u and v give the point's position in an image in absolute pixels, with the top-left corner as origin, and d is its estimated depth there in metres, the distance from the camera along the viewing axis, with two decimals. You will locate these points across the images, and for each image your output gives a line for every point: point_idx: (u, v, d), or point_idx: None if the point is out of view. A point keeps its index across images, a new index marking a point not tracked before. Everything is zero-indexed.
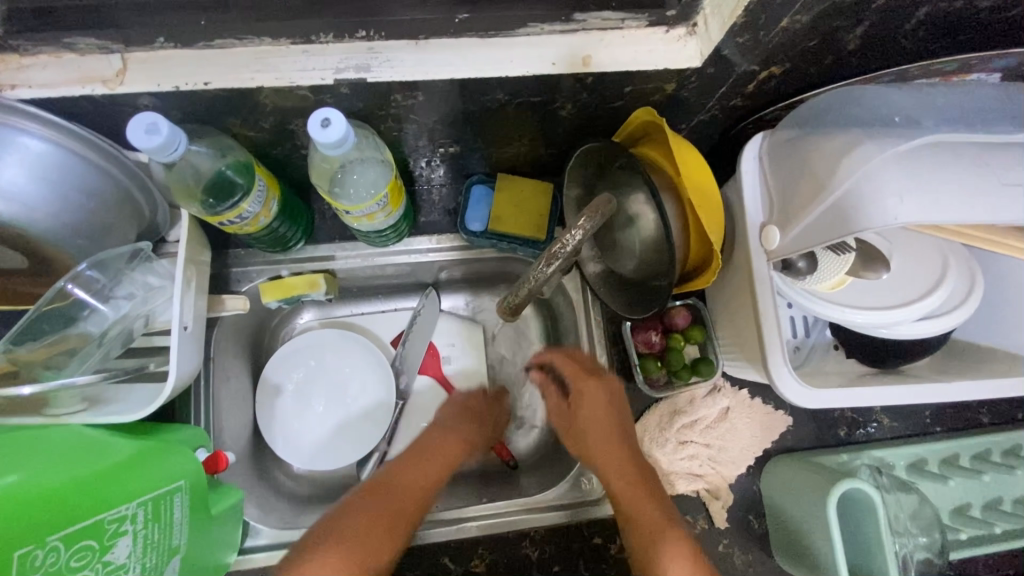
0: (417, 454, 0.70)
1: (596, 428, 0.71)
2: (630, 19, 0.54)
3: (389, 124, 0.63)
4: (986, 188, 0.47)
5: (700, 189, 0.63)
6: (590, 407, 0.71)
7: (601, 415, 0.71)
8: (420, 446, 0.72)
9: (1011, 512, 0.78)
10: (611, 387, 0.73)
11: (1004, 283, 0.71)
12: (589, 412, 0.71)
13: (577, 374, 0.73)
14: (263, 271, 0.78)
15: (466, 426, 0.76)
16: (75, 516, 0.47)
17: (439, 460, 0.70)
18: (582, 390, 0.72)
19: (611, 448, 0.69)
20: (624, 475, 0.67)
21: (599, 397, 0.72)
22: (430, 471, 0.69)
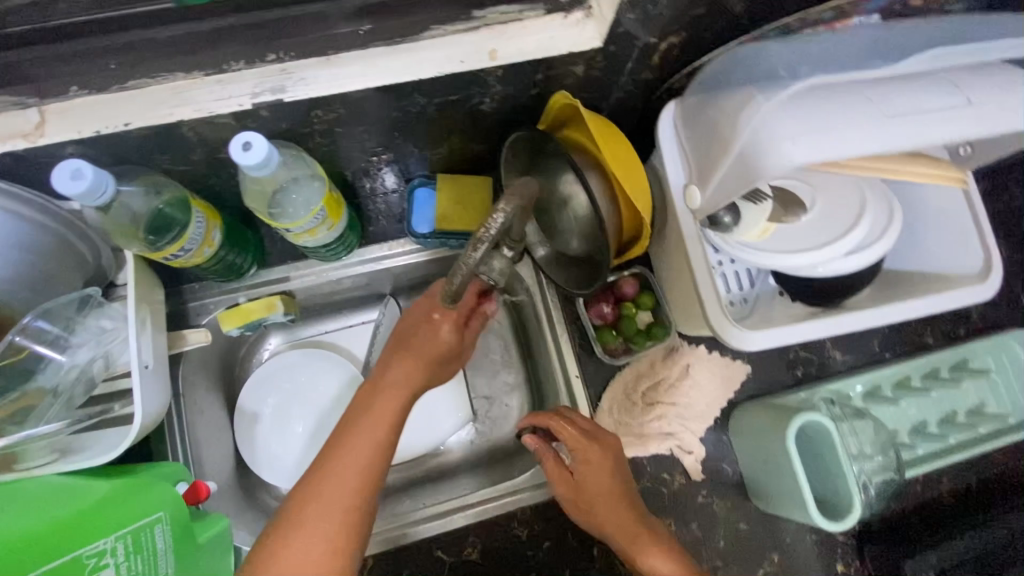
0: (346, 438, 0.59)
1: (602, 493, 0.69)
2: (528, 10, 0.57)
3: (317, 140, 0.65)
4: (867, 123, 0.51)
5: (623, 165, 0.66)
6: (590, 474, 0.70)
7: (605, 482, 0.70)
8: (346, 426, 0.60)
9: (966, 423, 0.82)
10: (613, 450, 0.71)
11: (920, 209, 0.75)
12: (590, 482, 0.70)
13: (577, 444, 0.70)
14: (220, 302, 0.79)
15: (401, 377, 0.64)
16: (44, 559, 0.48)
17: (375, 435, 0.59)
18: (584, 462, 0.70)
19: (623, 512, 0.69)
20: (631, 528, 0.69)
21: (601, 467, 0.70)
22: (367, 453, 0.58)
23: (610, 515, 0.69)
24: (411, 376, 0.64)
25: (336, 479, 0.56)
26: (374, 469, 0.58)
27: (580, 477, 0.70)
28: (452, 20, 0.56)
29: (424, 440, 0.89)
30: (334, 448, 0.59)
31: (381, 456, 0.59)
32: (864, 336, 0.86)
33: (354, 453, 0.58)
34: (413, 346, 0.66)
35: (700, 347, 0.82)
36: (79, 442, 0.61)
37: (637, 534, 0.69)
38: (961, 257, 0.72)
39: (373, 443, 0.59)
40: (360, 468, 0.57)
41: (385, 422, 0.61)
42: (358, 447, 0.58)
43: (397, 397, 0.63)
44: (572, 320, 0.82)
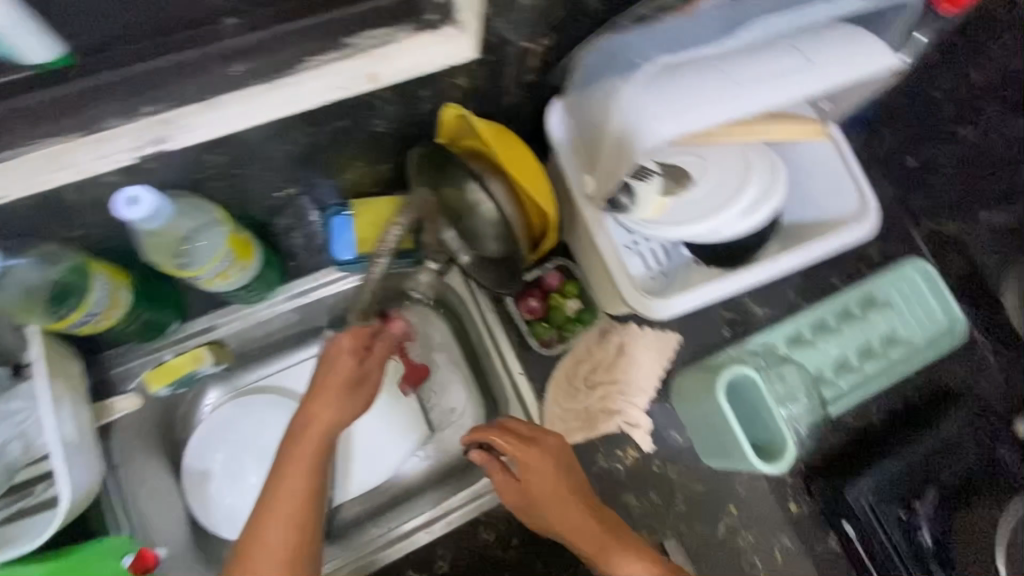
0: (272, 495, 0.60)
1: (547, 499, 0.71)
2: (399, 32, 0.58)
3: (215, 185, 0.65)
4: (718, 91, 0.56)
5: (518, 164, 0.71)
6: (532, 481, 0.71)
7: (548, 487, 0.70)
8: (269, 484, 0.61)
9: (881, 351, 0.89)
10: (555, 454, 0.72)
11: (802, 163, 0.82)
12: (533, 487, 0.71)
13: (518, 453, 0.71)
14: (146, 362, 0.78)
15: (315, 420, 0.64)
16: None
17: (295, 488, 0.61)
18: (527, 469, 0.71)
19: (573, 511, 0.70)
20: (579, 525, 0.70)
21: (544, 472, 0.71)
22: (294, 504, 0.60)
23: (559, 515, 0.71)
24: (322, 419, 0.64)
25: (269, 537, 0.59)
26: (303, 523, 0.60)
27: (526, 484, 0.72)
28: (325, 50, 0.57)
29: (386, 463, 0.89)
30: (265, 502, 0.61)
31: (311, 504, 0.61)
32: (779, 288, 0.92)
33: (279, 513, 0.59)
34: (322, 388, 0.66)
35: (631, 325, 0.85)
36: (9, 533, 0.59)
37: (589, 529, 0.70)
38: (843, 202, 0.78)
39: (295, 498, 0.60)
40: (290, 519, 0.60)
41: (308, 466, 0.62)
42: (281, 506, 0.60)
43: (312, 447, 0.63)
44: (506, 320, 0.85)
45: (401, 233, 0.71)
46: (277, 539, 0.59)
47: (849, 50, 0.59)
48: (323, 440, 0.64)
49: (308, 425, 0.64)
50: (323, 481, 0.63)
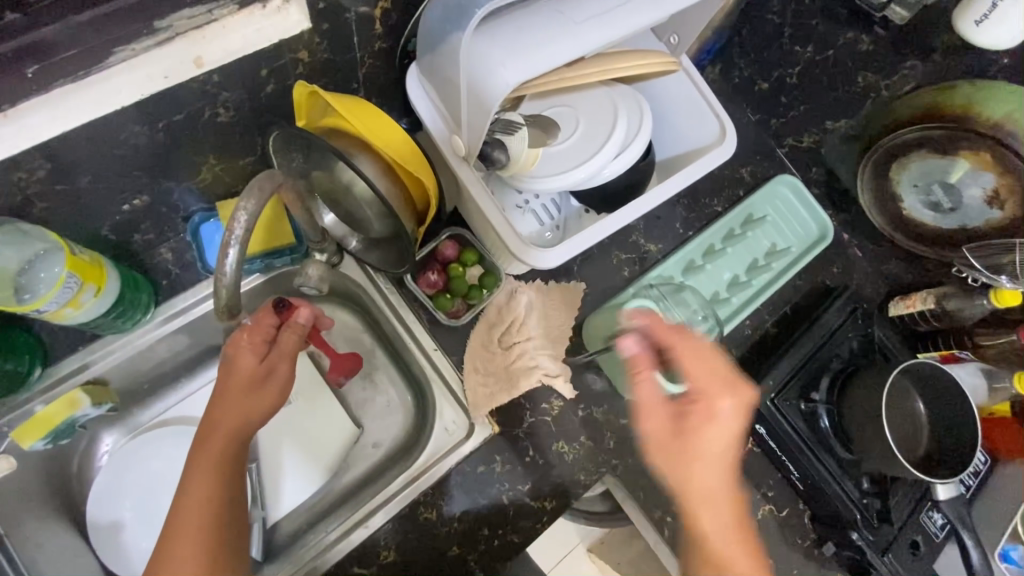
0: (175, 510, 0.57)
1: (725, 457, 0.55)
2: (216, 9, 0.54)
3: (44, 207, 0.58)
4: (557, 33, 0.57)
5: (386, 137, 0.67)
6: (725, 422, 0.55)
7: (730, 443, 0.55)
8: (173, 500, 0.58)
9: (765, 264, 0.95)
10: (736, 412, 0.56)
11: (665, 98, 0.85)
12: (717, 436, 0.55)
13: (699, 379, 0.56)
14: (13, 419, 0.70)
15: (216, 422, 0.61)
16: None
17: (202, 496, 0.57)
18: (723, 410, 0.55)
19: (720, 479, 0.55)
20: (717, 524, 0.54)
21: (706, 435, 0.55)
22: (199, 513, 0.57)
23: (697, 516, 0.55)
24: (225, 418, 0.61)
25: (177, 551, 0.55)
26: (215, 532, 0.57)
27: (694, 419, 0.55)
28: (135, 38, 0.52)
29: (317, 470, 0.87)
30: (171, 518, 0.57)
31: (220, 508, 0.58)
32: (667, 222, 0.97)
33: (188, 525, 0.56)
34: (229, 391, 0.63)
35: (536, 282, 0.87)
36: None
37: (732, 545, 0.53)
38: (705, 129, 0.82)
39: (204, 504, 0.57)
40: (199, 528, 0.56)
41: (212, 472, 0.59)
42: (189, 516, 0.56)
43: (218, 451, 0.60)
44: (411, 300, 0.84)
45: (256, 217, 0.53)
46: (189, 552, 0.55)
47: None
48: (231, 441, 0.61)
49: (210, 431, 0.61)
50: (235, 484, 0.60)
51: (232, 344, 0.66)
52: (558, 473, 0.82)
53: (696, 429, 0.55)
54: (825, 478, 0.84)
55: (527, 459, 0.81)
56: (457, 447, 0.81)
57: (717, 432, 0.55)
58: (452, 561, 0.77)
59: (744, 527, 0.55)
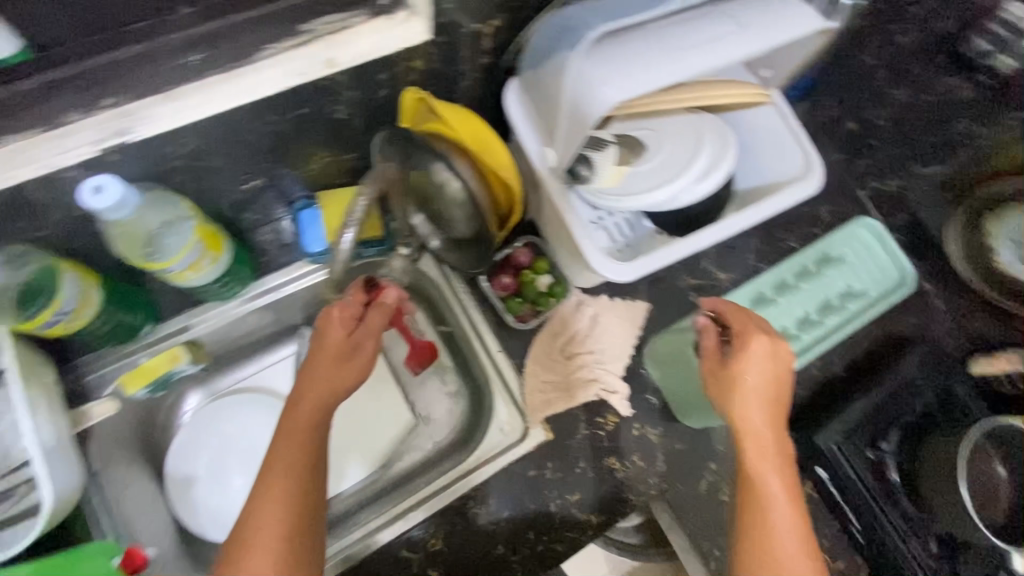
0: (267, 471, 0.62)
1: (763, 389, 0.64)
2: (352, 17, 0.60)
3: (181, 179, 0.65)
4: (660, 59, 0.59)
5: (484, 146, 0.74)
6: (764, 359, 0.65)
7: (767, 377, 0.64)
8: (265, 462, 0.63)
9: (838, 306, 0.94)
10: (771, 354, 0.65)
11: (749, 130, 0.86)
12: (757, 369, 0.64)
13: (740, 323, 0.67)
14: (120, 367, 0.77)
15: (308, 389, 0.66)
16: None
17: (291, 461, 0.62)
18: (762, 348, 0.65)
19: (759, 412, 0.63)
20: (758, 447, 0.63)
21: (745, 369, 0.64)
22: (289, 477, 0.61)
23: (741, 438, 0.64)
24: (316, 386, 0.66)
25: (265, 509, 0.59)
26: (302, 493, 0.61)
27: (734, 356, 0.65)
28: (283, 37, 0.58)
29: (373, 453, 0.92)
30: (264, 476, 0.62)
31: (306, 475, 0.62)
32: (738, 253, 0.96)
33: (276, 481, 0.60)
34: (327, 357, 0.68)
35: (602, 297, 0.88)
36: None
37: (766, 462, 0.62)
38: (790, 163, 0.82)
39: (295, 467, 0.62)
40: (287, 491, 0.60)
41: (303, 440, 0.63)
42: (279, 477, 0.61)
43: (306, 417, 0.65)
44: (480, 301, 0.87)
45: None
46: (276, 511, 0.59)
47: (780, 15, 0.63)
48: (319, 407, 0.66)
49: (302, 398, 0.66)
50: (320, 451, 0.64)
51: (325, 316, 0.71)
52: (606, 488, 0.82)
53: (740, 358, 0.65)
54: (888, 532, 0.79)
55: (577, 469, 0.82)
56: (510, 449, 0.82)
57: (757, 365, 0.64)
58: (496, 560, 0.78)
59: (783, 453, 0.64)
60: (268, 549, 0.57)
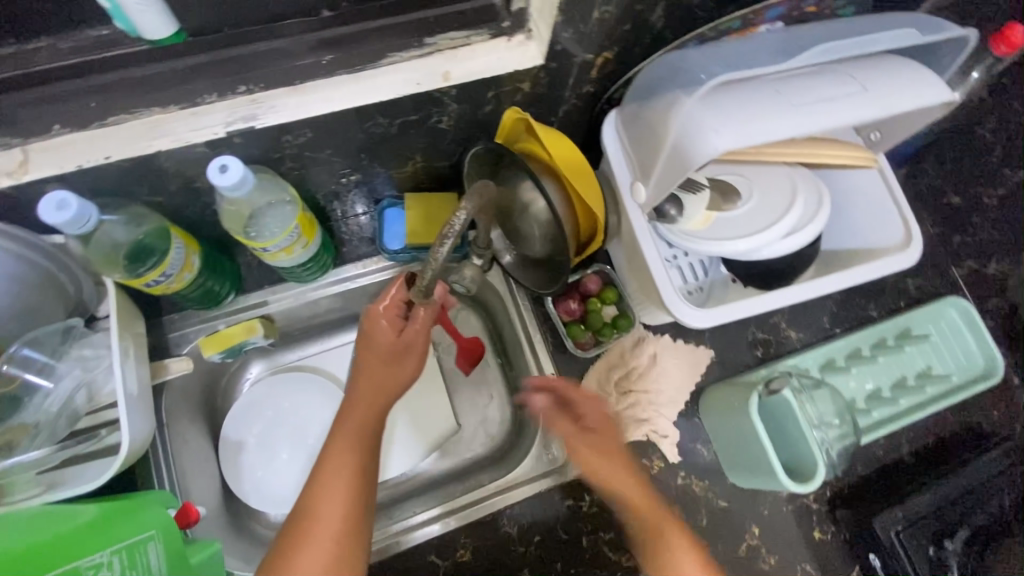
0: (323, 467, 0.65)
1: (614, 477, 0.73)
2: (473, 36, 0.63)
3: (289, 166, 0.69)
4: (775, 114, 0.58)
5: (575, 172, 0.74)
6: (590, 450, 0.74)
7: (611, 456, 0.74)
8: (319, 457, 0.66)
9: (915, 385, 0.88)
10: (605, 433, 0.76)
11: (845, 191, 0.83)
12: (589, 454, 0.74)
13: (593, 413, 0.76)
14: (201, 330, 0.82)
15: (363, 390, 0.69)
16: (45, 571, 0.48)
17: (347, 457, 0.65)
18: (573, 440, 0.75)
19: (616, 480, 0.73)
20: (642, 507, 0.72)
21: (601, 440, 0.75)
22: (345, 474, 0.64)
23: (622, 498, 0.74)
24: (371, 387, 0.70)
25: (323, 503, 0.62)
26: (358, 490, 0.64)
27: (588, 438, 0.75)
28: (407, 49, 0.61)
29: (414, 454, 0.91)
30: (319, 470, 0.65)
31: (361, 473, 0.64)
32: (813, 314, 0.93)
33: (334, 482, 0.63)
34: (382, 361, 0.71)
35: (664, 336, 0.87)
36: (65, 474, 0.62)
37: (659, 521, 0.71)
38: (888, 231, 0.79)
39: (349, 463, 0.64)
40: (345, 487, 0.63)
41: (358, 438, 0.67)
42: (336, 472, 0.64)
43: (360, 417, 0.68)
44: (542, 320, 0.87)
45: (472, 219, 0.61)
46: (334, 504, 0.62)
47: (909, 83, 0.61)
48: (373, 407, 0.70)
49: (358, 399, 0.69)
50: (373, 449, 0.67)
51: (370, 316, 0.70)
52: None
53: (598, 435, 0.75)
54: None
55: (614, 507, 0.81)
56: (547, 474, 0.82)
57: (586, 450, 0.74)
58: None
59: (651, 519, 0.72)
60: (325, 541, 0.60)
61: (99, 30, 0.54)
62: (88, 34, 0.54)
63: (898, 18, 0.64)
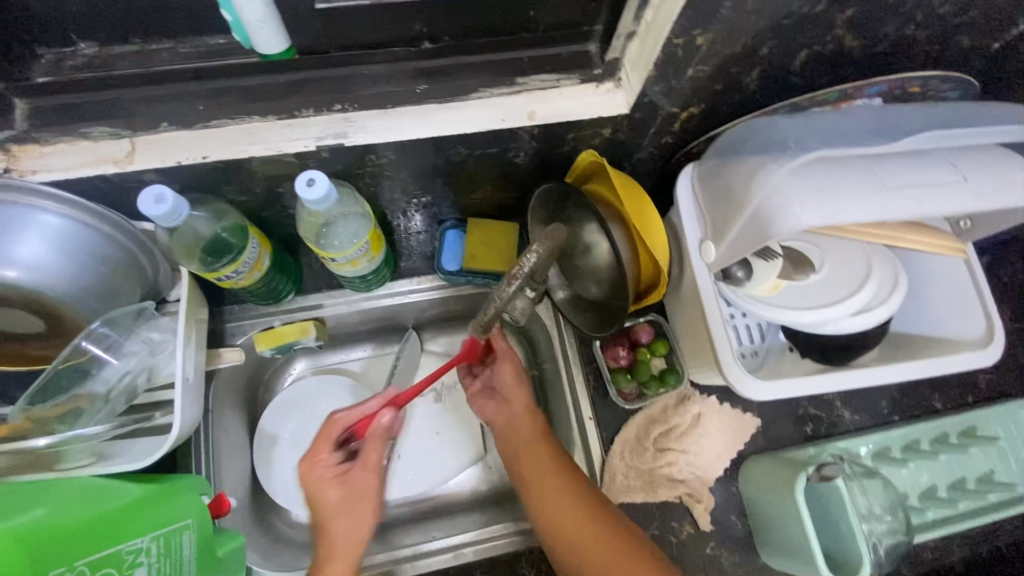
0: None
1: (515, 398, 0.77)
2: (564, 79, 0.64)
3: (366, 181, 0.72)
4: (867, 195, 0.56)
5: (643, 217, 0.71)
6: (507, 370, 0.78)
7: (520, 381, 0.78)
8: None
9: (975, 490, 0.82)
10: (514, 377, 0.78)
11: (923, 275, 0.79)
12: (506, 371, 0.78)
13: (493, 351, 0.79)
14: (256, 324, 0.85)
15: (333, 528, 0.67)
16: (96, 547, 0.49)
17: None
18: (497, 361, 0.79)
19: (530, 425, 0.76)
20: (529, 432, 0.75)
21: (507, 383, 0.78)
22: None
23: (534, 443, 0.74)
24: (339, 525, 0.67)
25: None
26: None
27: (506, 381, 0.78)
28: (496, 85, 0.63)
29: (435, 475, 0.91)
30: None
31: None
32: (872, 396, 0.88)
33: None
34: (343, 505, 0.68)
35: (711, 397, 0.84)
36: (114, 447, 0.65)
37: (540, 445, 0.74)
38: (966, 322, 0.75)
39: None
40: None
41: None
42: None
43: (341, 556, 0.65)
44: (587, 362, 0.85)
45: (541, 261, 0.64)
46: None
47: (1013, 179, 0.58)
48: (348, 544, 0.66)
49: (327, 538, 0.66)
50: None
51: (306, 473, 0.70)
52: None
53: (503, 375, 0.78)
54: None
55: None
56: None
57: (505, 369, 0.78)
58: None
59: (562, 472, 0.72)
60: None
61: (216, 39, 0.57)
62: (207, 42, 0.57)
63: (1003, 108, 0.61)
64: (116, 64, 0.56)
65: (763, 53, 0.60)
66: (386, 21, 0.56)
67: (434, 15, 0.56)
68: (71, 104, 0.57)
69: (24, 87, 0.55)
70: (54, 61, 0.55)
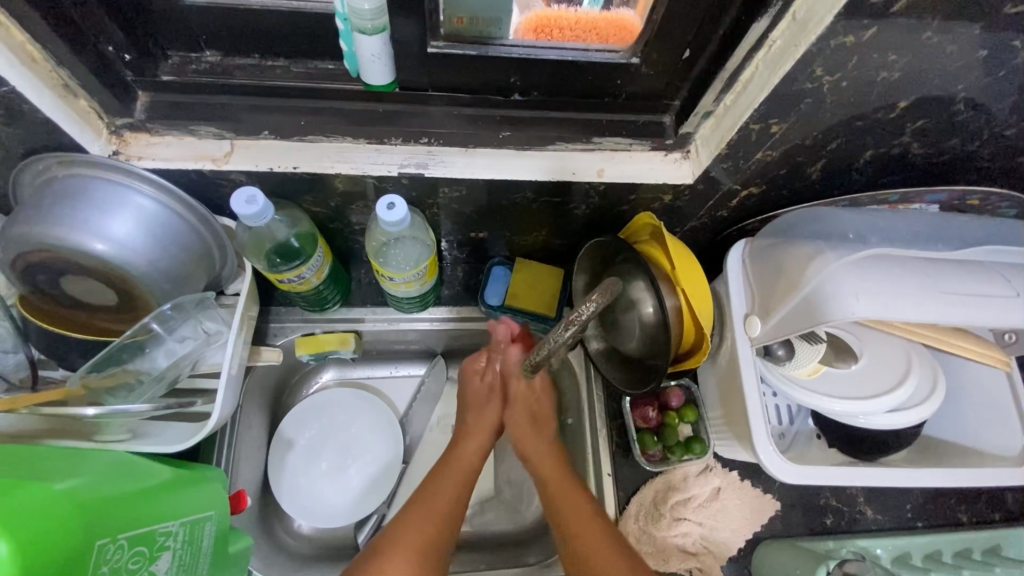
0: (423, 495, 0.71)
1: (540, 451, 0.78)
2: (636, 144, 0.68)
3: (433, 211, 0.76)
4: (923, 296, 0.58)
5: (693, 285, 0.72)
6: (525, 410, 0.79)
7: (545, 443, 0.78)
8: (421, 492, 0.72)
9: None
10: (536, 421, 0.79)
11: (961, 382, 0.79)
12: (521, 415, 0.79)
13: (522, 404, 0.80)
14: (298, 328, 0.88)
15: (471, 445, 0.77)
16: (136, 521, 0.51)
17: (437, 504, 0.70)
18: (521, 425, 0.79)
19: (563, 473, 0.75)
20: (564, 486, 0.73)
21: (530, 433, 0.78)
22: (436, 514, 0.69)
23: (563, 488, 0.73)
24: (472, 447, 0.77)
25: (413, 527, 0.67)
26: (434, 530, 0.68)
27: (532, 432, 0.78)
28: (574, 140, 0.67)
29: None
30: (418, 499, 0.71)
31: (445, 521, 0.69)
32: (897, 499, 0.86)
33: (424, 520, 0.68)
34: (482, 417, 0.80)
35: (733, 473, 0.83)
36: (150, 428, 0.67)
37: (580, 504, 0.71)
38: (1002, 438, 0.74)
39: (444, 503, 0.70)
40: (436, 522, 0.68)
41: (458, 486, 0.73)
42: (430, 502, 0.70)
43: (465, 461, 0.76)
44: (613, 418, 0.86)
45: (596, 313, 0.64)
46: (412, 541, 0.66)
47: None
48: (472, 459, 0.76)
49: (467, 447, 0.77)
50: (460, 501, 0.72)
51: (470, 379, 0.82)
52: None
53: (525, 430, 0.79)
54: None
55: None
56: None
57: (522, 415, 0.79)
58: None
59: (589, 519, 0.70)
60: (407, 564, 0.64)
61: (326, 64, 0.62)
62: (318, 65, 0.62)
63: None
64: (231, 72, 0.61)
65: (831, 148, 0.63)
66: (484, 72, 0.60)
67: (530, 71, 0.61)
68: (185, 103, 0.62)
69: (148, 82, 0.60)
70: (181, 63, 0.60)
